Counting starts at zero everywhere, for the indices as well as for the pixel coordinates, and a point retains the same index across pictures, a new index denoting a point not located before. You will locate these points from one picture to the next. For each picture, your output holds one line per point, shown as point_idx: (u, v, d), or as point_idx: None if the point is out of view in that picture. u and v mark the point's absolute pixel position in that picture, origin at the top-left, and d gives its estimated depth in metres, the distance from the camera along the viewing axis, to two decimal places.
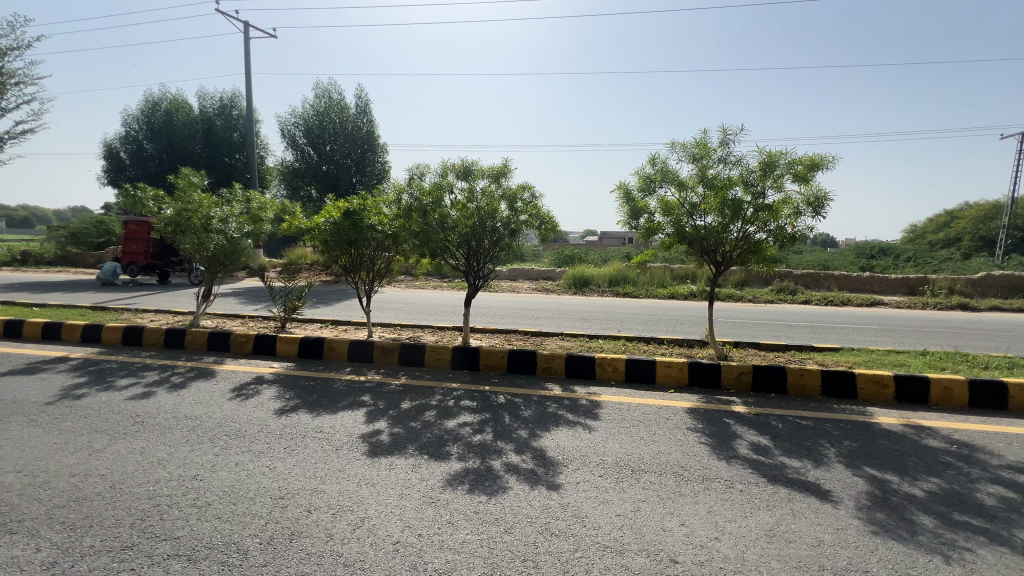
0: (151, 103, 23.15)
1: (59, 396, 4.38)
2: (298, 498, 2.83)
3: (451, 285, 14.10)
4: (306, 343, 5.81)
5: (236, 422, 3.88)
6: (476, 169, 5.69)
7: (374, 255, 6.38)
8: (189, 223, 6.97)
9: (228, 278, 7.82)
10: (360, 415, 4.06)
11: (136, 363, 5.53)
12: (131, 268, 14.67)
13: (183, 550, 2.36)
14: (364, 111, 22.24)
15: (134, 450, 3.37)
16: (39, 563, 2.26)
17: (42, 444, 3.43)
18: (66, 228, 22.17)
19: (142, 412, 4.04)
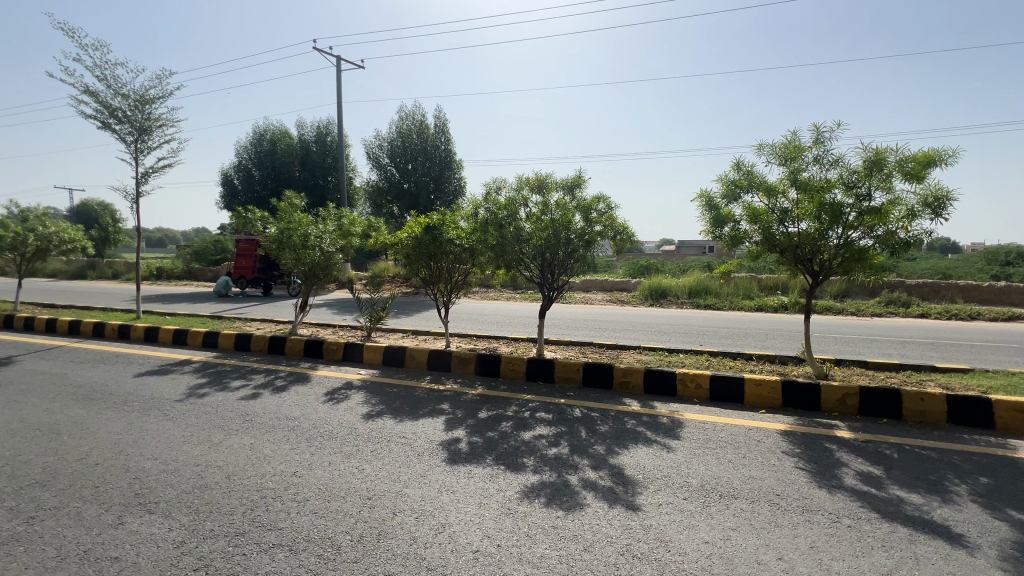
0: (258, 134, 26.02)
1: (186, 394, 5.01)
2: (385, 500, 2.98)
3: (524, 297, 14.24)
4: (391, 352, 6.15)
5: (329, 425, 4.18)
6: (551, 182, 5.73)
7: (452, 268, 6.63)
8: (290, 240, 7.69)
9: (322, 290, 8.51)
10: (440, 423, 4.20)
11: (246, 367, 6.17)
12: (241, 282, 16.49)
13: (285, 541, 2.57)
14: (442, 130, 23.38)
15: (244, 445, 3.76)
16: (171, 541, 2.57)
17: (173, 435, 3.94)
18: (191, 247, 25.44)
19: (250, 411, 4.50)
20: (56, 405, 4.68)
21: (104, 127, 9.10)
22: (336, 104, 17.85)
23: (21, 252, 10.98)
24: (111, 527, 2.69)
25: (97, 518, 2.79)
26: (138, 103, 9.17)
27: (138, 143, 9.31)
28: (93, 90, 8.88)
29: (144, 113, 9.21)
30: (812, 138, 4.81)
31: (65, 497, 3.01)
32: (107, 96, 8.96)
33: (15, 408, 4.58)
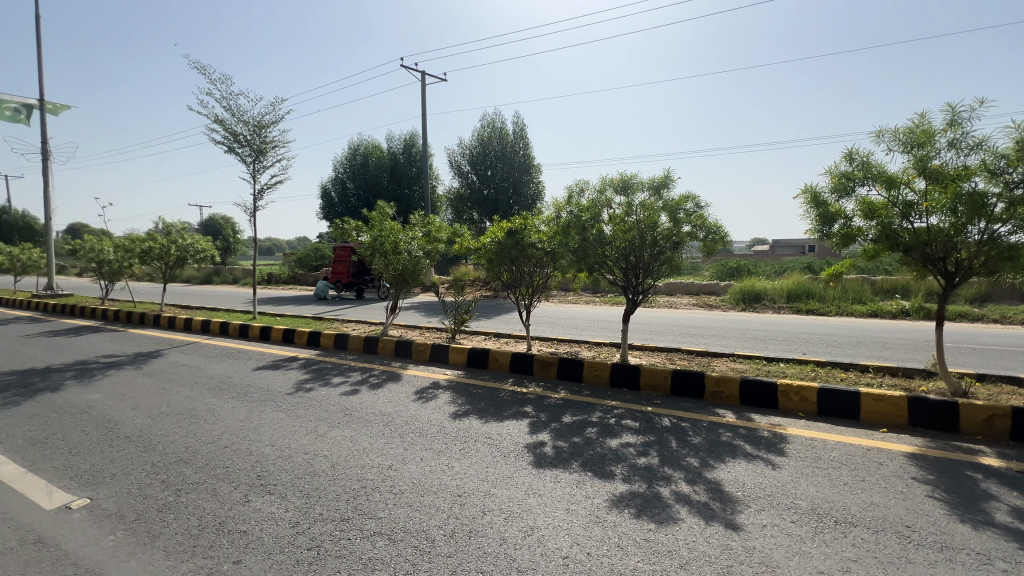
0: (352, 149, 28.17)
1: (295, 388, 5.53)
2: (474, 498, 3.05)
3: (604, 301, 13.97)
4: (474, 354, 6.31)
5: (420, 422, 4.39)
6: (636, 182, 5.56)
7: (533, 272, 6.68)
8: (382, 247, 8.21)
9: (410, 293, 8.98)
10: (524, 426, 4.23)
11: (344, 365, 6.68)
12: (338, 285, 17.92)
13: (385, 530, 2.73)
14: (521, 135, 23.71)
15: (345, 437, 4.07)
16: (287, 521, 2.84)
17: (285, 425, 4.36)
18: (296, 254, 28.15)
19: (349, 406, 4.85)
20: (193, 393, 5.39)
21: (229, 151, 10.37)
22: (421, 116, 18.79)
23: (165, 261, 12.83)
24: (240, 504, 3.03)
25: (229, 495, 3.16)
26: (256, 128, 10.34)
27: (255, 163, 10.48)
28: (222, 119, 10.15)
29: (260, 136, 10.36)
30: (946, 119, 4.20)
31: (202, 474, 3.44)
32: (232, 124, 10.20)
33: (163, 395, 5.35)
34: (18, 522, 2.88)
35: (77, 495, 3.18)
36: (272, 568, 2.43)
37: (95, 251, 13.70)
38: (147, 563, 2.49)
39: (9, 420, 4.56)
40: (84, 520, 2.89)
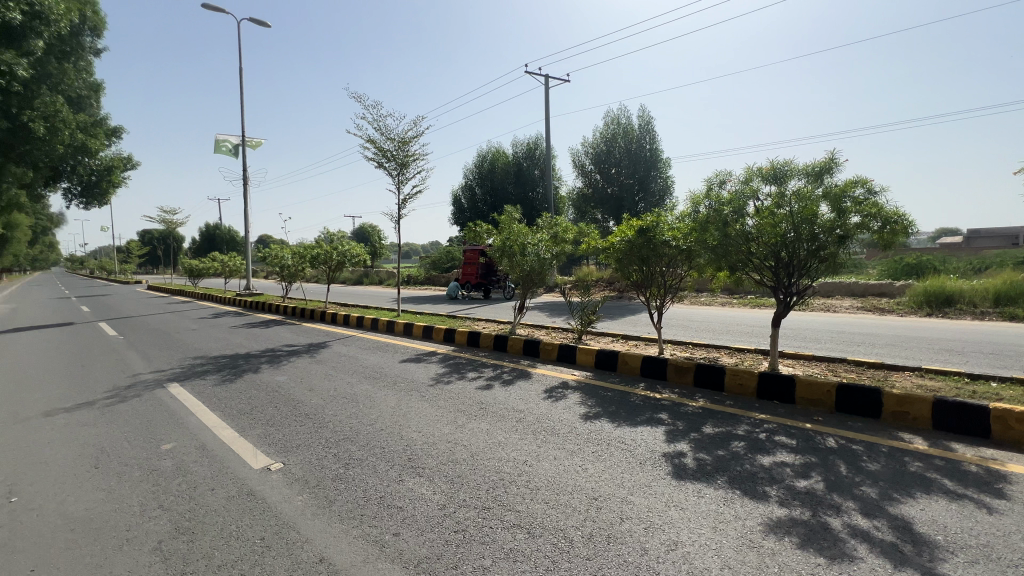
0: (480, 156, 29.83)
1: (436, 380, 6.01)
2: (611, 503, 2.99)
3: (743, 303, 12.75)
4: (603, 355, 6.20)
5: (551, 421, 4.45)
6: (790, 169, 4.96)
7: (665, 271, 6.35)
8: (511, 248, 8.53)
9: (536, 293, 9.18)
10: (660, 433, 4.03)
11: (478, 361, 7.07)
12: (468, 286, 19.10)
13: (524, 523, 2.81)
14: (647, 128, 22.82)
15: (482, 430, 4.29)
16: (436, 503, 3.09)
17: (429, 414, 4.76)
18: (431, 257, 30.73)
19: (484, 400, 5.12)
20: (354, 380, 6.17)
21: (379, 166, 11.67)
22: (545, 119, 19.10)
23: (329, 264, 14.96)
24: (396, 482, 3.39)
25: (386, 472, 3.54)
26: (400, 144, 11.48)
27: (400, 175, 11.66)
28: (373, 138, 11.46)
29: (404, 151, 11.48)
30: None
31: (365, 452, 3.92)
32: (381, 142, 11.46)
33: (331, 380, 6.23)
34: (236, 476, 3.58)
35: (274, 459, 3.84)
36: (425, 544, 2.66)
37: (279, 257, 16.51)
38: (328, 524, 2.91)
39: (226, 394, 5.71)
40: (280, 480, 3.48)
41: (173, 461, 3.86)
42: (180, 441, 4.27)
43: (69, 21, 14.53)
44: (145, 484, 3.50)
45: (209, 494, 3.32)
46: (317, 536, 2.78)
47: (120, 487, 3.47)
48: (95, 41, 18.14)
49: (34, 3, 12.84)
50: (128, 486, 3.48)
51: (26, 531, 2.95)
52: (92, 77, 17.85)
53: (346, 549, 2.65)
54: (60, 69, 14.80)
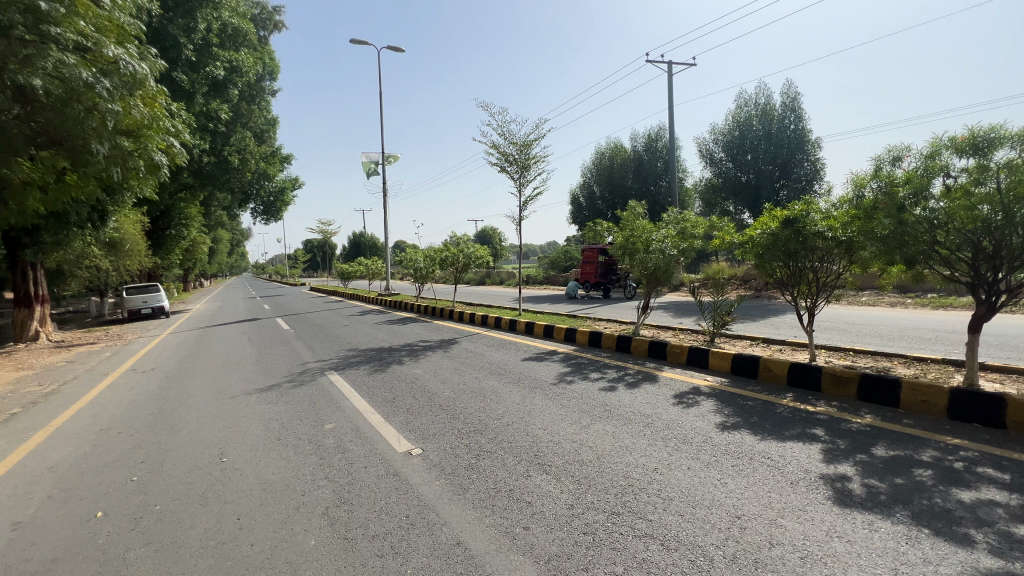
0: (597, 154, 29.36)
1: (559, 379, 6.06)
2: (757, 524, 2.70)
3: (921, 303, 10.68)
4: (741, 360, 5.65)
5: (683, 428, 4.18)
6: (996, 136, 3.99)
7: (818, 267, 5.56)
8: (634, 245, 8.22)
9: (662, 292, 8.73)
10: (816, 451, 3.53)
11: (600, 361, 6.95)
12: (587, 285, 18.94)
13: (656, 534, 2.67)
14: (792, 107, 20.34)
15: (608, 432, 4.20)
16: (564, 502, 3.09)
17: (554, 412, 4.79)
18: (549, 258, 31.18)
19: (609, 402, 5.00)
20: (481, 375, 6.50)
21: (501, 170, 12.14)
22: (669, 108, 18.05)
23: (456, 266, 15.98)
24: (524, 476, 3.47)
25: (515, 466, 3.65)
26: (521, 147, 11.79)
27: (521, 178, 12.00)
28: (496, 144, 11.96)
29: (525, 154, 11.78)
30: None
31: (493, 445, 4.09)
32: (504, 147, 11.91)
33: (460, 374, 6.64)
34: (384, 457, 3.99)
35: (414, 445, 4.20)
36: (555, 541, 2.68)
37: (413, 260, 18.12)
38: (463, 510, 3.09)
39: (373, 383, 6.41)
40: (421, 464, 3.80)
41: (334, 440, 4.45)
42: (339, 423, 4.91)
43: (255, 70, 17.68)
44: (314, 457, 4.09)
45: (363, 471, 3.75)
46: (453, 521, 2.97)
47: (295, 458, 4.10)
48: (272, 84, 21.80)
49: (232, 60, 15.90)
50: (302, 458, 4.10)
51: (231, 486, 3.63)
52: (270, 114, 21.47)
53: (481, 537, 2.78)
54: (248, 111, 18.05)
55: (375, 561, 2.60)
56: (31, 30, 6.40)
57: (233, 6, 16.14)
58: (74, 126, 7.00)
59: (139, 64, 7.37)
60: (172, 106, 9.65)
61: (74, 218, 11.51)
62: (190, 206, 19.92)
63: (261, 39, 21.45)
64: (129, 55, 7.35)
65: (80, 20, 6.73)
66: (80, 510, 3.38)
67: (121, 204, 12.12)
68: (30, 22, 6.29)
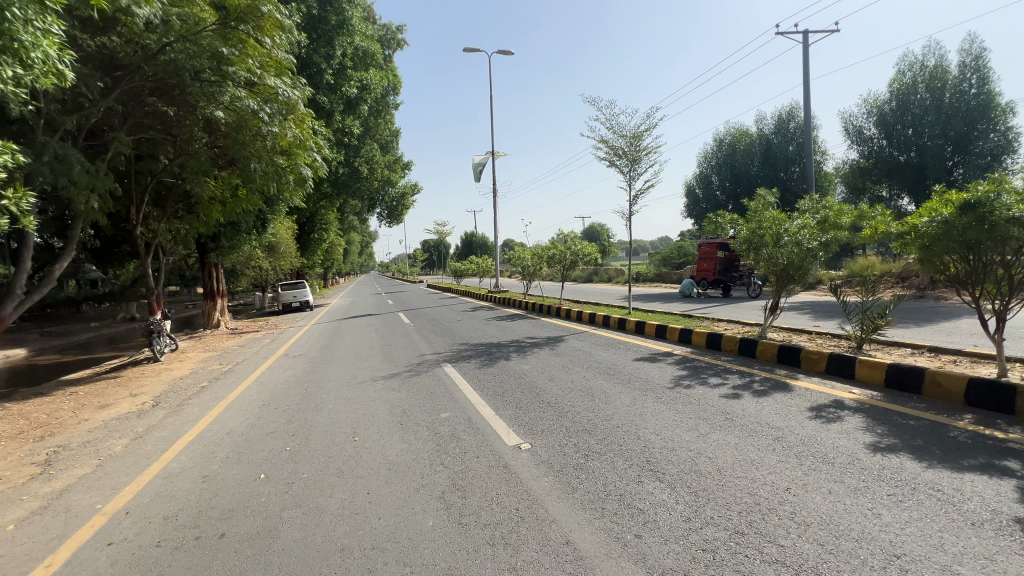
0: (717, 140, 27.17)
1: (673, 382, 5.72)
2: (923, 567, 2.26)
3: None
4: (900, 372, 4.81)
5: (822, 445, 3.67)
6: None
7: (1010, 262, 4.50)
8: (761, 239, 7.42)
9: (795, 291, 7.78)
10: (1008, 488, 2.86)
11: (720, 365, 6.42)
12: (704, 283, 17.69)
13: (788, 562, 2.38)
14: (975, 67, 16.72)
15: (730, 442, 3.86)
16: (679, 513, 2.90)
17: (668, 417, 4.53)
18: (661, 254, 29.79)
19: (730, 411, 4.59)
20: (589, 375, 6.40)
21: (611, 165, 11.83)
22: (805, 82, 15.96)
23: (564, 263, 15.96)
24: (635, 482, 3.34)
25: (625, 471, 3.52)
26: (632, 140, 11.36)
27: (631, 172, 11.59)
28: (605, 138, 11.69)
29: (636, 146, 11.33)
30: None
31: (602, 446, 3.99)
32: (613, 141, 11.61)
33: (569, 372, 6.61)
34: (495, 449, 4.13)
35: (523, 439, 4.27)
36: (669, 555, 2.52)
37: (521, 258, 18.51)
38: (572, 509, 3.06)
39: (485, 377, 6.67)
40: (530, 460, 3.85)
41: (449, 428, 4.72)
42: (453, 413, 5.20)
43: (381, 87, 19.44)
44: (431, 443, 4.37)
45: (475, 461, 3.91)
46: (562, 519, 2.96)
47: (415, 443, 4.42)
48: (396, 98, 23.79)
49: (363, 79, 17.69)
50: (421, 442, 4.42)
51: (362, 463, 4.03)
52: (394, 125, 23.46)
53: (590, 539, 2.73)
54: (375, 124, 19.92)
55: (487, 549, 2.69)
56: (216, 72, 7.76)
57: (364, 31, 17.91)
58: (244, 148, 8.38)
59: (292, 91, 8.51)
60: (317, 125, 11.03)
61: (244, 225, 13.75)
62: (329, 212, 22.62)
63: (386, 57, 23.50)
64: (284, 83, 8.53)
65: (250, 58, 7.87)
66: (249, 471, 4.03)
67: (277, 212, 14.19)
68: (215, 65, 7.62)
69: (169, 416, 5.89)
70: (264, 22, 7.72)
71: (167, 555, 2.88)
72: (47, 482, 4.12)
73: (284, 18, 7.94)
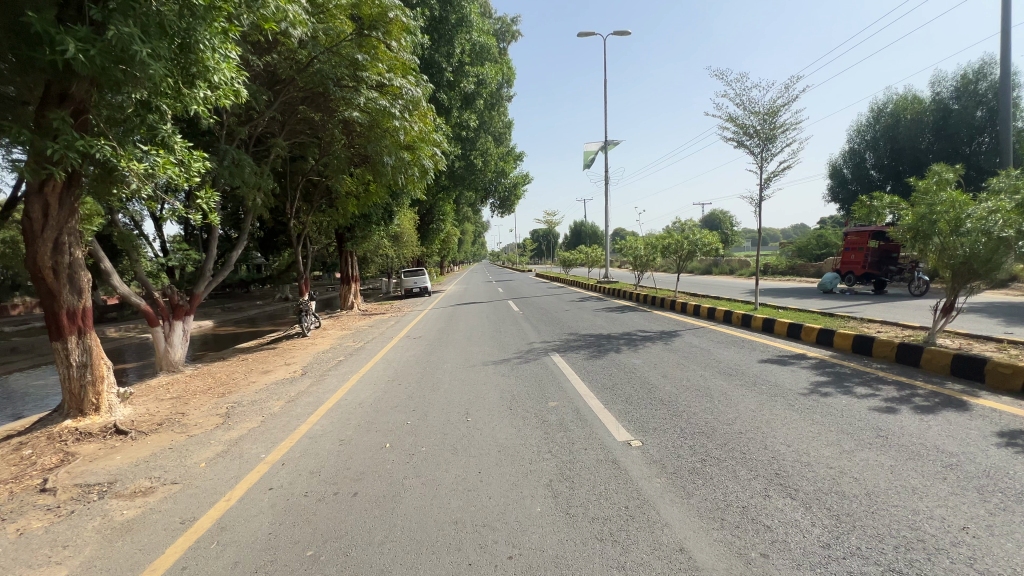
0: (876, 111, 23.25)
1: (810, 389, 5.07)
2: None
3: None
4: None
5: (1014, 480, 2.97)
6: None
7: None
8: (933, 226, 6.19)
9: (978, 289, 6.37)
10: None
11: (870, 373, 5.54)
12: (849, 277, 15.49)
13: None
14: None
15: (883, 464, 3.31)
16: (817, 538, 2.56)
17: (801, 428, 4.03)
18: (795, 243, 26.61)
19: (884, 427, 3.93)
20: (707, 373, 5.96)
21: (739, 145, 10.78)
22: (1004, 29, 12.82)
23: (680, 254, 15.02)
24: (761, 495, 3.03)
25: (749, 482, 3.21)
26: (766, 116, 10.21)
27: (764, 153, 10.45)
28: (734, 117, 10.67)
29: (770, 123, 10.18)
30: None
31: (723, 453, 3.68)
32: (743, 118, 10.55)
33: (683, 370, 6.22)
34: (604, 443, 4.04)
35: (634, 436, 4.12)
36: None
37: (633, 248, 17.78)
38: (687, 515, 2.88)
39: (593, 369, 6.57)
40: (641, 457, 3.71)
41: (557, 417, 4.74)
42: (562, 402, 5.21)
43: (496, 80, 19.95)
44: (540, 431, 4.43)
45: (584, 452, 3.88)
46: (675, 524, 2.80)
47: (524, 429, 4.52)
48: (509, 91, 24.26)
49: (479, 74, 18.31)
50: (530, 429, 4.51)
51: (475, 443, 4.23)
52: (507, 117, 24.00)
53: (707, 550, 2.54)
54: (490, 117, 20.60)
55: (595, 543, 2.65)
56: (352, 78, 8.60)
57: (481, 27, 18.46)
58: (376, 145, 9.25)
59: (416, 89, 9.11)
60: (438, 121, 11.71)
61: (374, 217, 15.18)
62: (447, 203, 24.00)
63: (502, 50, 24.09)
64: (409, 82, 9.13)
65: (380, 63, 8.59)
66: (376, 440, 4.47)
67: (402, 205, 15.42)
68: (352, 72, 8.45)
69: (314, 384, 6.79)
70: (391, 26, 8.33)
71: (314, 505, 3.32)
72: (226, 431, 5.01)
73: (409, 21, 8.45)
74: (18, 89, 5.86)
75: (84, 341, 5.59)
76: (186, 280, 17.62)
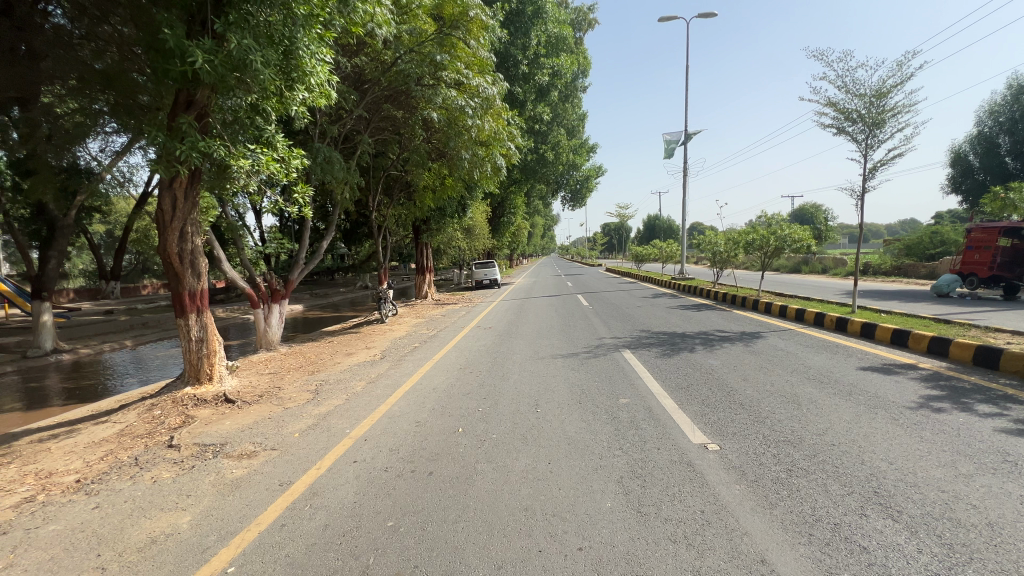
0: (1015, 89, 20.09)
1: (919, 403, 4.54)
2: None
3: None
4: None
5: None
6: None
7: None
8: None
9: None
10: None
11: (995, 390, 4.85)
12: (972, 280, 13.61)
13: None
14: None
15: (1010, 492, 2.90)
16: (921, 565, 2.32)
17: (908, 445, 3.63)
18: (903, 240, 23.84)
19: (1013, 451, 3.43)
20: (794, 379, 5.54)
21: (839, 132, 9.83)
22: None
23: (766, 250, 14.01)
24: (856, 514, 2.78)
25: (843, 498, 2.95)
26: (874, 100, 9.20)
27: (869, 139, 9.43)
28: (834, 101, 9.74)
29: (878, 107, 9.16)
30: None
31: (812, 464, 3.42)
32: (845, 102, 9.59)
33: (766, 373, 5.84)
34: (679, 444, 3.90)
35: (711, 439, 3.94)
36: None
37: (711, 242, 16.86)
38: (768, 525, 2.73)
39: (666, 367, 6.36)
40: (718, 462, 3.54)
41: (629, 415, 4.65)
42: (633, 400, 5.10)
43: (572, 71, 19.66)
44: (611, 427, 4.37)
45: (656, 452, 3.78)
46: (756, 534, 2.66)
47: (594, 424, 4.49)
48: (585, 81, 23.81)
49: (555, 65, 18.13)
50: (600, 424, 4.47)
51: (545, 435, 4.27)
52: (582, 108, 23.63)
53: (792, 564, 2.39)
54: (564, 109, 20.37)
55: (668, 544, 2.59)
56: (432, 77, 8.94)
57: (558, 17, 18.21)
58: (454, 141, 9.57)
59: (492, 87, 9.27)
60: (513, 116, 11.85)
61: (449, 210, 15.70)
62: (518, 196, 24.19)
63: (578, 40, 23.73)
64: (486, 80, 9.30)
65: (459, 61, 8.82)
66: (450, 423, 4.66)
67: (475, 197, 15.79)
68: (432, 71, 8.77)
69: (392, 368, 7.20)
70: (471, 25, 8.51)
71: (393, 479, 3.54)
72: (316, 406, 5.46)
73: (488, 18, 8.62)
74: (152, 97, 6.71)
75: (201, 319, 6.32)
76: (281, 267, 19.37)
